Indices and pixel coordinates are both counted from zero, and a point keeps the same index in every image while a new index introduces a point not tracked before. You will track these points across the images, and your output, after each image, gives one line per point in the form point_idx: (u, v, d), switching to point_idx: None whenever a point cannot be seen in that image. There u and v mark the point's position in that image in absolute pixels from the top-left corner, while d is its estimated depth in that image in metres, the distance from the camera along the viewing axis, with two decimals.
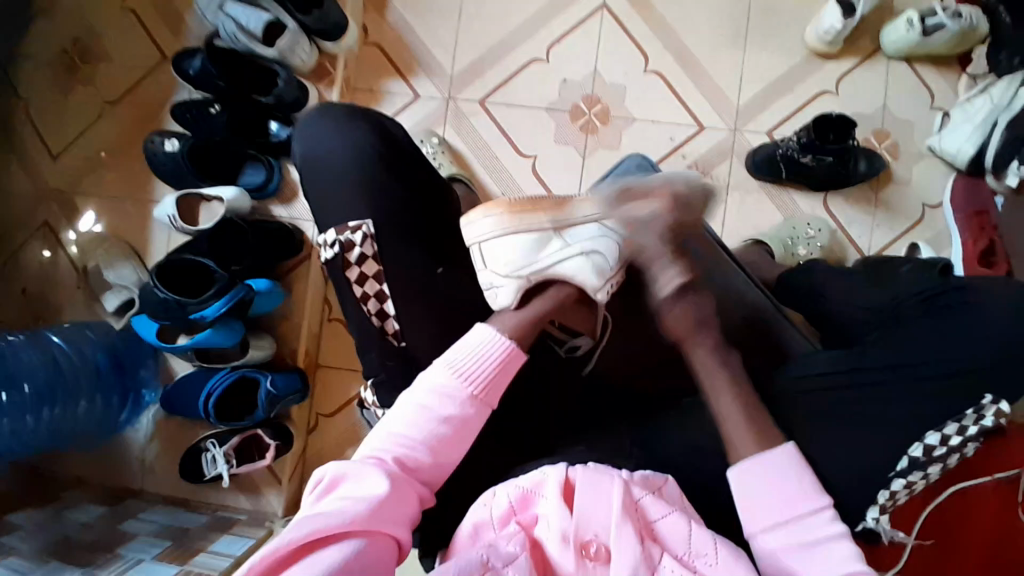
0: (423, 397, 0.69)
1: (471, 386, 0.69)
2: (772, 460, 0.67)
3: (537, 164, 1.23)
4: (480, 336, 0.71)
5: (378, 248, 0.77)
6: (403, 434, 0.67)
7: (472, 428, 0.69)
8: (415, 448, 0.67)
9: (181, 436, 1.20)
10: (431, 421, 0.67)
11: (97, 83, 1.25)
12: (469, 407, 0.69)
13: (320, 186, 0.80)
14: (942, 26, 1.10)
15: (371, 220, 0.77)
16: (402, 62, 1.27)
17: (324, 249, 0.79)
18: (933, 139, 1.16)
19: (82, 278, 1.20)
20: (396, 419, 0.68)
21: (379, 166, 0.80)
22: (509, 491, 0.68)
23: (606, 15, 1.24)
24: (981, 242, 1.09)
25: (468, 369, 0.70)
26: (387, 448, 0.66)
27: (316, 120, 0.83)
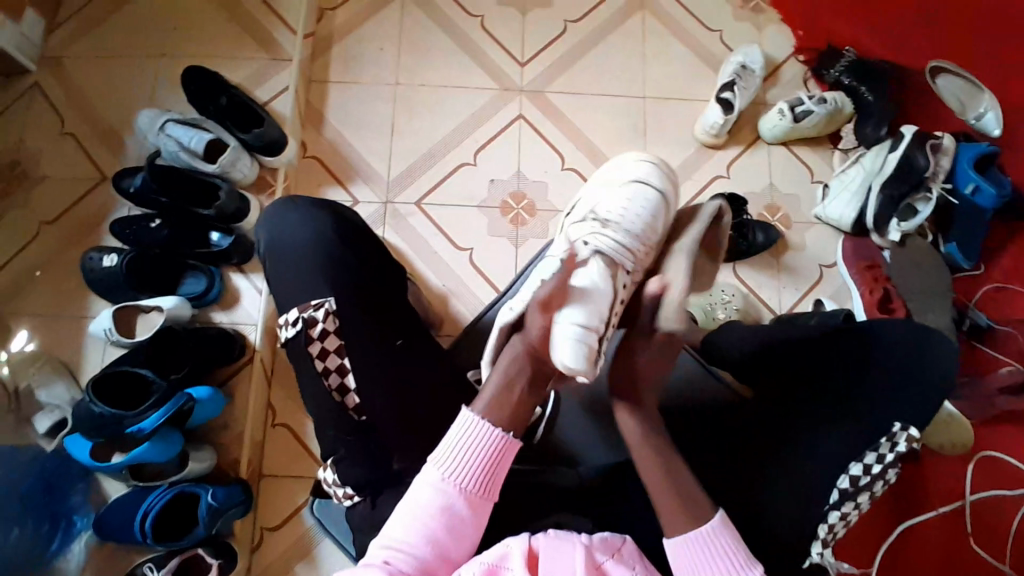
0: (418, 500, 0.73)
1: (459, 480, 0.74)
2: (705, 539, 0.72)
3: (474, 256, 1.31)
4: (462, 429, 0.76)
5: (339, 323, 0.86)
6: (401, 536, 0.71)
7: (466, 519, 0.73)
8: (413, 548, 0.71)
9: (113, 566, 1.09)
10: (427, 519, 0.72)
11: (35, 206, 1.27)
12: (461, 498, 0.74)
13: (276, 261, 0.92)
14: (811, 111, 1.31)
15: (333, 297, 0.88)
16: (340, 172, 1.36)
17: (289, 328, 0.87)
18: (818, 208, 1.33)
19: (9, 399, 1.13)
20: (395, 527, 0.72)
21: (337, 236, 0.93)
22: (473, 568, 0.67)
23: (523, 123, 1.40)
24: (876, 292, 1.24)
25: (454, 463, 0.75)
26: (387, 554, 0.70)
27: (279, 209, 0.96)
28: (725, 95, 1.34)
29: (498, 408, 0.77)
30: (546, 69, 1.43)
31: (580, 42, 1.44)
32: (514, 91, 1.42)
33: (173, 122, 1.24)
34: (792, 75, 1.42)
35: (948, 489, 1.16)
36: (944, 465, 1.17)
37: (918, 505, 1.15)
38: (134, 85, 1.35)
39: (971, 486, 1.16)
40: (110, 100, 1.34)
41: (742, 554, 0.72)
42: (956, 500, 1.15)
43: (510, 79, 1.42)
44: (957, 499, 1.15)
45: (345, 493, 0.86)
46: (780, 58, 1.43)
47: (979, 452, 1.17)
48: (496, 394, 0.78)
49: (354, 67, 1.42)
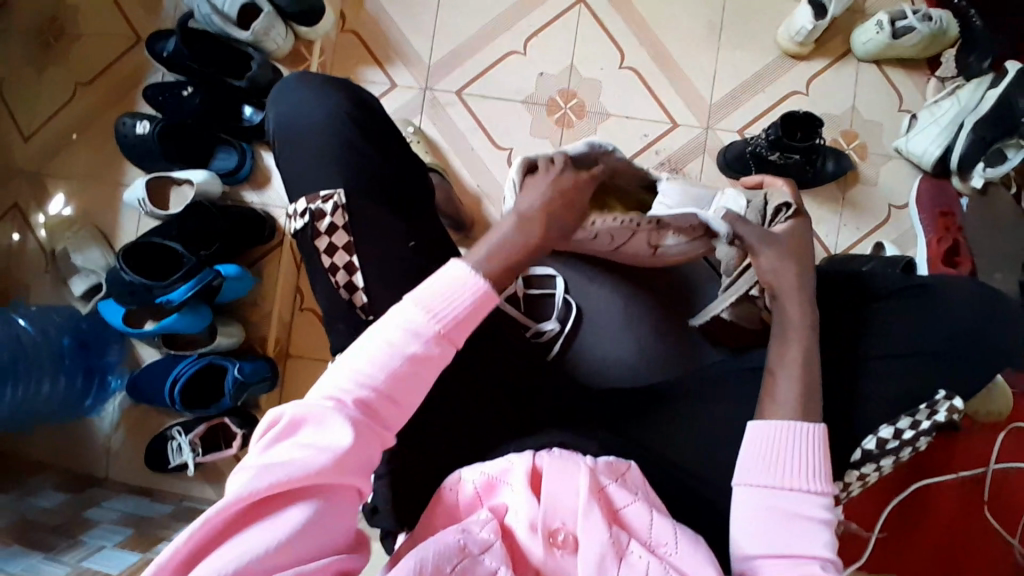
0: (391, 333, 0.61)
1: (438, 323, 0.62)
2: (797, 433, 0.66)
3: (512, 157, 1.24)
4: (450, 274, 0.64)
5: (348, 219, 0.83)
6: (362, 367, 0.60)
7: (438, 370, 0.63)
8: (376, 381, 0.60)
9: (149, 421, 1.19)
10: (395, 359, 0.60)
11: (70, 64, 1.23)
12: (437, 347, 0.62)
13: (292, 156, 0.87)
14: (913, 28, 1.13)
15: (344, 190, 0.83)
16: (379, 52, 1.27)
17: (297, 219, 0.85)
18: (900, 140, 1.19)
19: (49, 261, 1.19)
20: (357, 355, 0.61)
21: (353, 128, 0.87)
22: (474, 478, 0.68)
23: (584, 9, 1.25)
24: (944, 242, 1.12)
25: (440, 307, 0.63)
26: (349, 383, 0.59)
27: (294, 85, 0.91)
28: None
29: (501, 271, 0.68)
30: None
31: None
32: None
33: None
34: None
35: (974, 456, 1.13)
36: (979, 434, 1.13)
37: (939, 466, 1.13)
38: None
39: (998, 455, 1.12)
40: None
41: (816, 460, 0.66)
42: (979, 467, 1.12)
43: None
44: (979, 466, 1.12)
45: None
46: None
47: (1011, 422, 1.12)
48: (492, 253, 0.69)
49: None
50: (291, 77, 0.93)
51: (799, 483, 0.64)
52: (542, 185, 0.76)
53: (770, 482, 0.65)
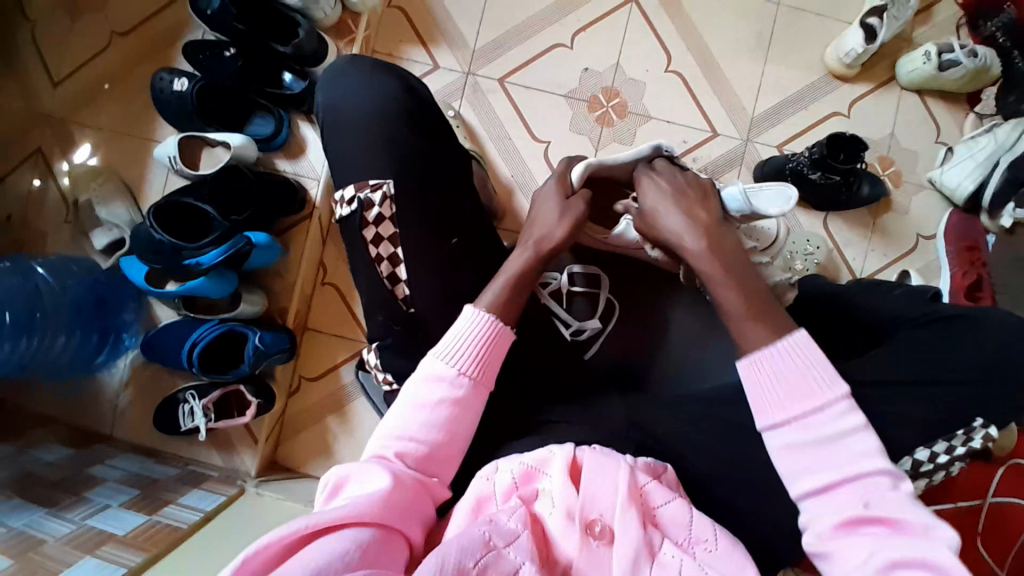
0: (422, 388, 0.72)
1: (463, 368, 0.72)
2: (781, 357, 0.69)
3: (549, 150, 1.23)
4: (465, 320, 0.75)
5: (396, 209, 0.82)
6: (404, 427, 0.70)
7: (469, 411, 0.72)
8: (418, 436, 0.70)
9: (160, 383, 1.17)
10: (429, 409, 0.71)
11: (107, 12, 1.20)
12: (466, 391, 0.72)
13: (342, 132, 0.86)
14: (958, 62, 1.13)
15: (394, 181, 0.82)
16: (424, 31, 1.25)
17: (345, 206, 0.84)
18: (934, 172, 1.20)
19: (70, 211, 1.16)
20: (397, 417, 0.71)
21: (407, 111, 0.86)
22: (512, 468, 0.69)
23: (634, 9, 1.24)
24: (969, 276, 1.14)
25: (460, 355, 0.73)
26: (396, 445, 0.69)
27: (340, 69, 0.89)
28: (870, 20, 1.15)
29: (506, 306, 0.76)
30: None
31: None
32: None
33: None
34: (946, 15, 1.22)
35: (972, 487, 1.15)
36: (980, 465, 1.15)
37: (939, 494, 1.15)
38: None
39: (995, 489, 1.15)
40: None
41: (822, 371, 0.68)
42: (976, 497, 1.15)
43: None
44: (977, 497, 1.15)
45: (386, 378, 0.84)
46: None
47: (1012, 458, 1.15)
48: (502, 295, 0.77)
49: None
50: (338, 60, 0.91)
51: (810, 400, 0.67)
52: (574, 212, 0.83)
53: (788, 416, 0.67)
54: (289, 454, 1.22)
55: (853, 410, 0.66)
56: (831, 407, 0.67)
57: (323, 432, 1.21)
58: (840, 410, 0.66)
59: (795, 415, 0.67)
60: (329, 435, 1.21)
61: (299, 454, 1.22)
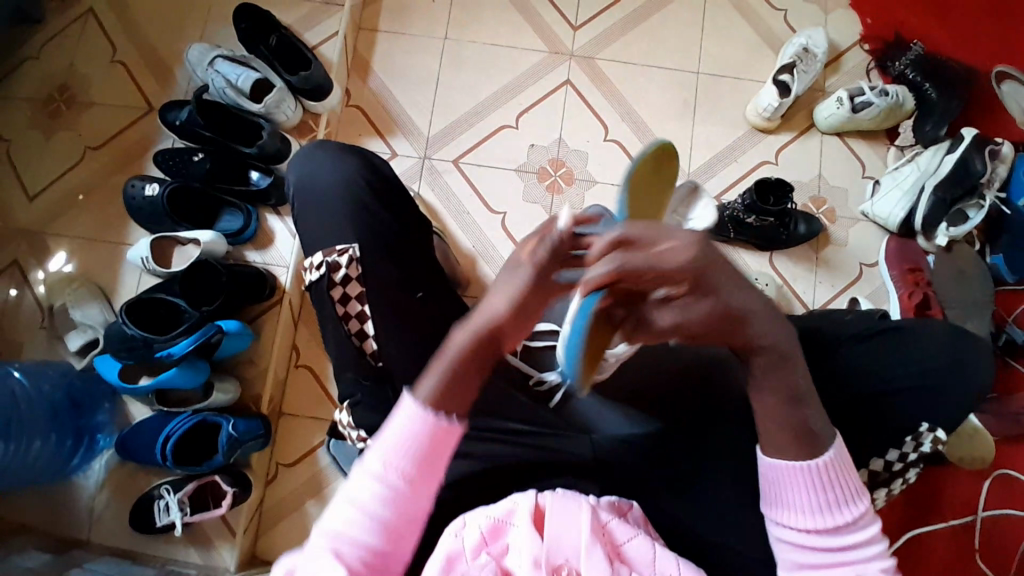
0: (363, 481, 0.63)
1: (401, 465, 0.62)
2: (808, 467, 0.68)
3: (506, 220, 1.31)
4: (400, 414, 0.63)
5: (362, 269, 0.87)
6: (345, 522, 0.62)
7: (417, 507, 0.63)
8: (360, 534, 0.62)
9: (135, 481, 1.16)
10: (373, 504, 0.62)
11: (82, 130, 1.30)
12: (405, 490, 0.63)
13: (311, 211, 0.92)
14: (871, 103, 1.26)
15: (358, 244, 0.88)
16: (381, 124, 1.36)
17: (313, 270, 0.89)
18: (865, 204, 1.29)
19: (45, 317, 1.20)
20: (341, 510, 0.63)
21: (368, 184, 0.93)
22: (480, 522, 0.67)
23: (569, 89, 1.37)
24: (915, 296, 1.20)
25: (397, 450, 0.63)
26: (336, 543, 0.62)
27: (311, 151, 0.96)
28: (782, 77, 1.29)
29: (447, 392, 0.63)
30: (599, 35, 1.39)
31: (636, 10, 1.39)
32: (563, 56, 1.38)
33: (222, 59, 1.25)
34: (854, 63, 1.36)
35: (963, 504, 1.15)
36: (964, 479, 1.15)
37: (930, 514, 1.15)
38: (188, 17, 1.35)
39: (985, 503, 1.15)
40: (162, 28, 1.34)
41: (853, 490, 0.69)
42: (968, 515, 1.14)
43: (561, 43, 1.39)
44: (968, 514, 1.14)
45: (359, 436, 0.87)
46: (844, 44, 1.37)
47: (996, 469, 1.15)
48: (439, 383, 0.63)
49: (403, 17, 1.40)
50: (308, 145, 0.98)
51: (835, 514, 0.68)
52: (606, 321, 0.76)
53: (811, 523, 0.69)
54: (269, 546, 1.19)
55: (869, 528, 0.69)
56: (855, 523, 0.69)
57: (303, 519, 1.19)
58: (862, 522, 0.69)
59: (821, 525, 0.68)
60: (310, 523, 1.19)
61: (281, 544, 1.19)
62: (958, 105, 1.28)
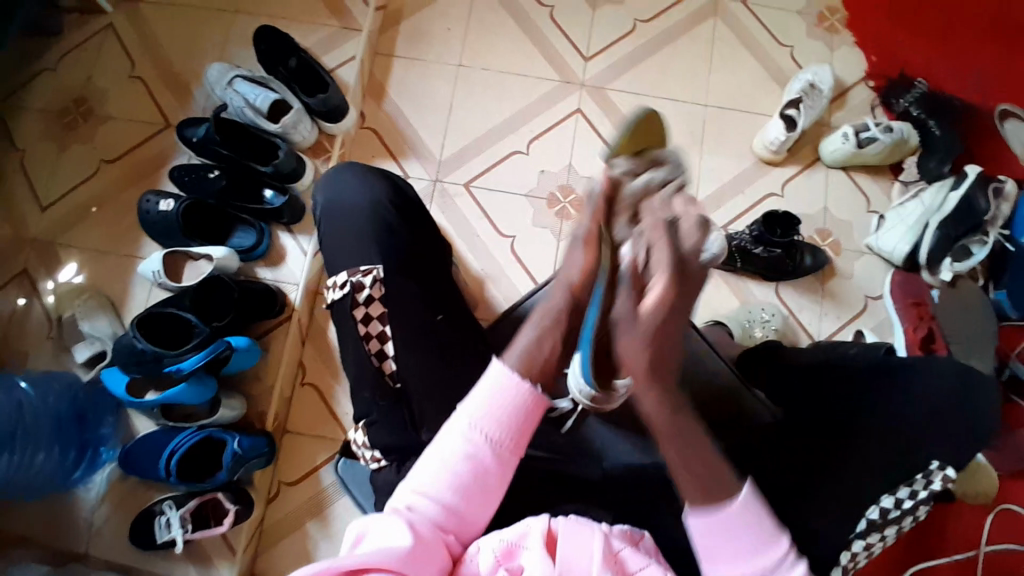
0: (450, 447, 0.68)
1: (489, 433, 0.68)
2: (727, 516, 0.64)
3: (515, 244, 1.32)
4: (493, 382, 0.69)
5: (385, 291, 0.88)
6: (425, 484, 0.68)
7: (495, 477, 0.68)
8: (438, 497, 0.67)
9: (135, 496, 1.15)
10: (455, 470, 0.67)
11: (98, 143, 1.31)
12: (489, 455, 0.68)
13: (331, 230, 0.94)
14: (876, 138, 1.29)
15: (382, 266, 0.89)
16: (394, 146, 1.38)
17: (336, 289, 0.89)
18: (870, 238, 1.30)
19: (53, 328, 1.20)
20: (421, 474, 0.69)
21: (386, 205, 0.94)
22: (493, 545, 0.67)
23: (580, 117, 1.39)
24: (920, 330, 1.21)
25: (487, 418, 0.68)
26: (413, 500, 0.68)
27: (339, 172, 0.98)
28: (789, 112, 1.32)
29: (532, 360, 0.70)
30: (609, 66, 1.42)
31: (646, 43, 1.42)
32: (575, 85, 1.41)
33: (242, 79, 1.27)
34: (860, 99, 1.39)
35: (966, 538, 1.14)
36: (968, 513, 1.15)
37: (933, 548, 1.14)
38: (208, 37, 1.37)
39: (988, 537, 1.14)
40: (182, 47, 1.37)
41: (768, 531, 0.64)
42: (971, 549, 1.14)
43: (572, 73, 1.42)
44: (971, 548, 1.14)
45: (373, 457, 0.85)
46: (850, 80, 1.40)
47: (999, 504, 1.15)
48: (526, 350, 0.71)
49: (419, 44, 1.43)
50: (335, 167, 1.00)
51: (758, 558, 0.64)
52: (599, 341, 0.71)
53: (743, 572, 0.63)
54: (268, 566, 1.18)
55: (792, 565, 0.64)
56: (778, 564, 0.64)
57: (304, 539, 1.18)
58: (786, 563, 0.64)
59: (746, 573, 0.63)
60: (310, 543, 1.18)
61: (280, 564, 1.18)
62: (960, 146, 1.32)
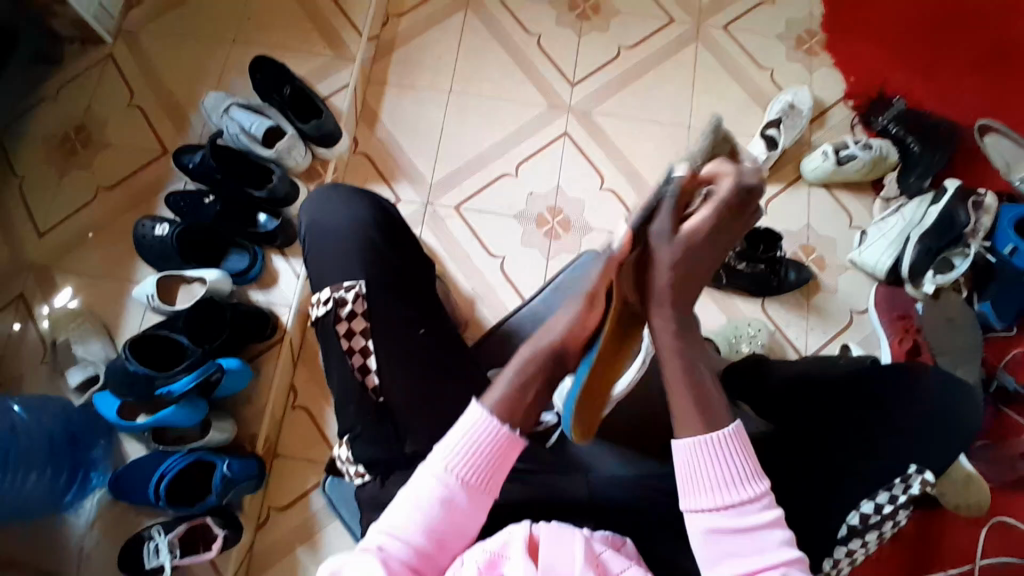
0: (424, 485, 0.69)
1: (462, 475, 0.69)
2: (713, 444, 0.67)
3: (505, 264, 1.34)
4: (468, 421, 0.70)
5: (368, 306, 0.90)
6: (399, 522, 0.68)
7: (468, 519, 0.69)
8: (412, 536, 0.67)
9: (125, 521, 1.15)
10: (428, 510, 0.68)
11: (95, 170, 1.34)
12: (462, 496, 0.69)
13: (320, 250, 0.95)
14: (856, 156, 1.32)
15: (364, 281, 0.91)
16: (385, 170, 1.41)
17: (319, 306, 0.91)
18: (853, 253, 1.32)
19: (48, 351, 1.21)
20: (395, 513, 0.69)
21: (375, 225, 0.97)
22: (475, 557, 0.66)
23: (567, 141, 1.42)
24: (906, 342, 1.23)
25: (461, 458, 0.69)
26: (387, 538, 0.67)
27: (326, 194, 1.01)
28: (769, 132, 1.37)
29: (513, 402, 0.71)
30: (595, 91, 1.46)
31: (631, 68, 1.47)
32: (562, 110, 1.44)
33: (237, 107, 1.31)
34: (839, 119, 1.42)
35: (961, 553, 1.14)
36: (961, 527, 1.15)
37: (929, 563, 1.14)
38: (204, 68, 1.41)
39: (983, 550, 1.14)
40: (179, 77, 1.41)
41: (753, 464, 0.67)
42: (966, 563, 1.13)
43: (559, 98, 1.45)
44: (966, 562, 1.14)
45: (357, 472, 0.86)
46: (829, 101, 1.44)
47: (992, 517, 1.15)
48: (509, 394, 0.71)
49: (410, 71, 1.47)
50: (323, 188, 1.03)
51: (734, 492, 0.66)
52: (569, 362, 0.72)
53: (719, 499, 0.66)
54: None
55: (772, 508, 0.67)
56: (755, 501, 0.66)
57: (295, 563, 1.18)
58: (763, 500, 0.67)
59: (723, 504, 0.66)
60: (301, 566, 1.17)
61: None
62: (942, 159, 1.34)
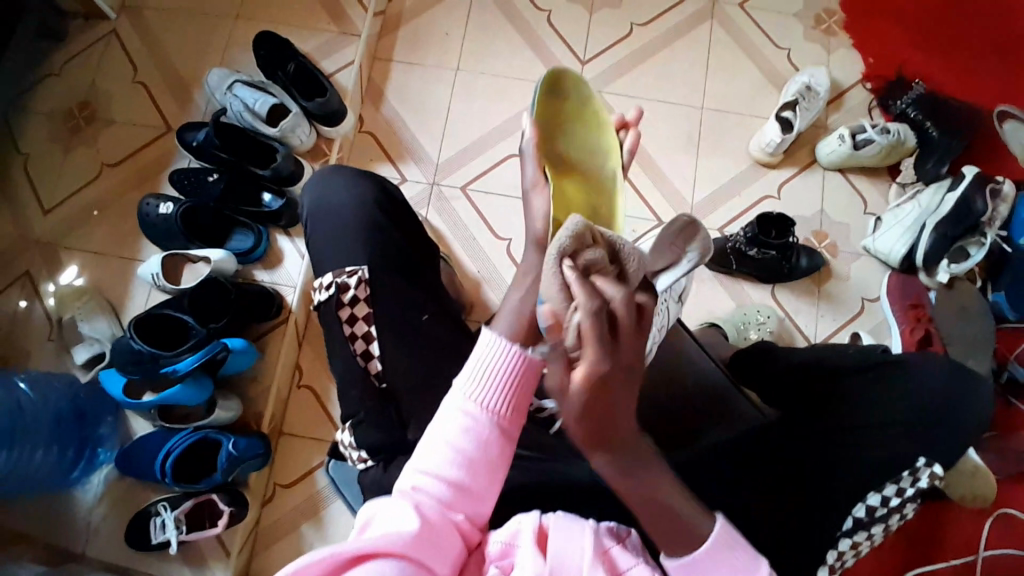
0: (452, 419, 0.68)
1: (489, 404, 0.68)
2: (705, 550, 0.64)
3: (511, 246, 1.33)
4: (488, 349, 0.70)
5: (371, 292, 0.89)
6: (432, 463, 0.67)
7: (498, 446, 0.68)
8: (445, 473, 0.66)
9: (132, 498, 1.16)
10: (459, 440, 0.67)
11: (99, 147, 1.33)
12: (491, 426, 0.68)
13: (322, 233, 0.94)
14: (872, 141, 1.28)
15: (367, 267, 0.90)
16: (391, 149, 1.39)
17: (323, 290, 0.90)
18: (867, 240, 1.30)
19: (54, 329, 1.21)
20: (426, 452, 0.68)
21: (378, 207, 0.95)
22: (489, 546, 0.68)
23: None
24: (917, 331, 1.20)
25: (488, 389, 0.69)
26: (421, 479, 0.66)
27: (325, 175, 0.99)
28: (785, 114, 1.32)
29: (521, 330, 0.73)
30: (606, 69, 1.42)
31: (644, 47, 1.43)
32: None
33: (241, 84, 1.28)
34: (856, 102, 1.39)
35: (964, 543, 1.13)
36: (966, 517, 1.14)
37: (930, 552, 1.13)
38: (209, 44, 1.39)
39: (987, 541, 1.13)
40: (183, 52, 1.39)
41: (745, 556, 0.64)
42: (969, 553, 1.13)
43: None
44: (969, 553, 1.13)
45: (360, 457, 0.86)
46: (847, 83, 1.40)
47: (997, 508, 1.14)
48: (514, 317, 0.74)
49: (418, 48, 1.44)
50: (324, 167, 1.01)
51: None
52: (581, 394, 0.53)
53: None
54: (263, 568, 1.18)
55: None
56: None
57: (298, 541, 1.18)
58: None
59: None
60: (305, 544, 1.18)
61: (273, 566, 1.18)
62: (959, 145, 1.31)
